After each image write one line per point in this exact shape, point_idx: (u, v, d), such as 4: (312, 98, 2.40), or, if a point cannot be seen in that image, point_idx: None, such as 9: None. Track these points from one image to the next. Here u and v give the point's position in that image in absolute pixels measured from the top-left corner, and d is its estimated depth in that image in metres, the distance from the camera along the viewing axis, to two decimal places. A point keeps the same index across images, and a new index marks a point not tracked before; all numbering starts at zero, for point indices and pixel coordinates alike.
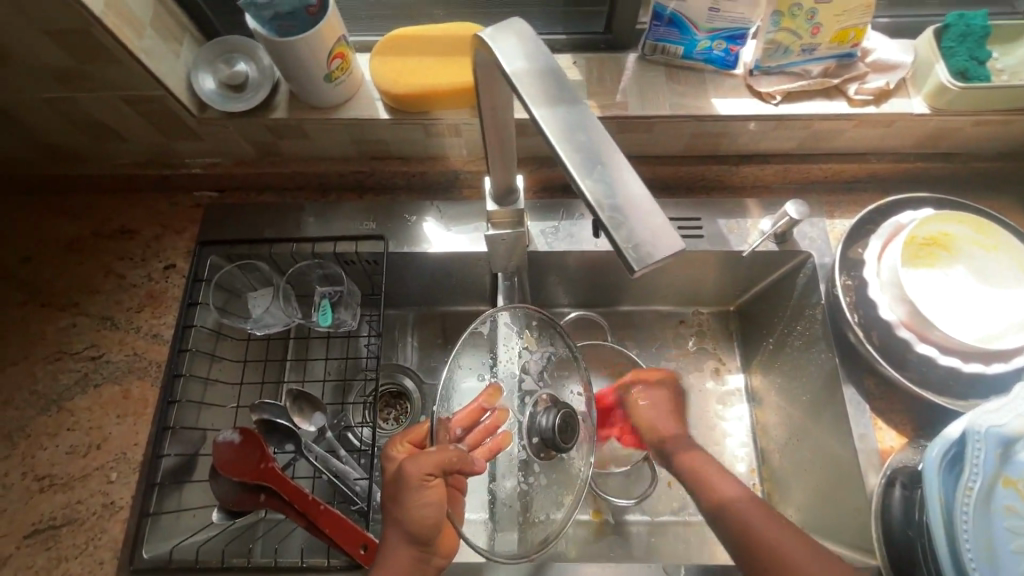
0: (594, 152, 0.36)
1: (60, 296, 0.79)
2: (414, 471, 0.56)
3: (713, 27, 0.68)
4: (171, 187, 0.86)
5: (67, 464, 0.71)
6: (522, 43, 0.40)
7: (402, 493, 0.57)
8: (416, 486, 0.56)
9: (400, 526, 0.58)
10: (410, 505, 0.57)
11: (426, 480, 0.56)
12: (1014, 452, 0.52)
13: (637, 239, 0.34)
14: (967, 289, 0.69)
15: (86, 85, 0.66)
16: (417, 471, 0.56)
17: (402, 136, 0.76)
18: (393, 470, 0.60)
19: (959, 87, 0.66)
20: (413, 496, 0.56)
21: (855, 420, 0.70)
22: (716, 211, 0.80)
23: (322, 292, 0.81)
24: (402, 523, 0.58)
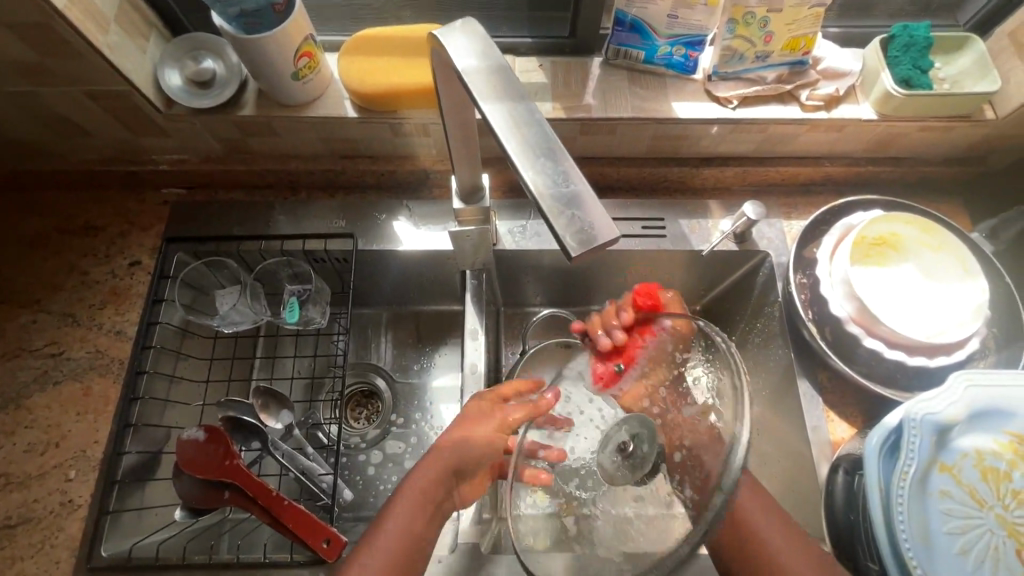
0: (539, 146, 0.38)
1: (20, 293, 0.78)
2: (503, 426, 0.60)
3: (672, 33, 0.71)
4: (138, 184, 0.85)
5: (24, 463, 0.70)
6: (474, 42, 0.42)
7: (466, 433, 0.62)
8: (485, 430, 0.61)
9: (440, 470, 0.61)
10: (465, 448, 0.61)
11: (504, 436, 0.59)
12: (946, 437, 0.55)
13: (576, 227, 0.35)
14: (912, 287, 0.72)
15: (49, 79, 0.66)
16: (500, 422, 0.60)
17: (371, 134, 0.77)
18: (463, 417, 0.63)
19: (902, 94, 0.69)
20: (476, 435, 0.61)
21: (808, 412, 0.73)
22: (679, 212, 0.83)
23: (291, 290, 0.81)
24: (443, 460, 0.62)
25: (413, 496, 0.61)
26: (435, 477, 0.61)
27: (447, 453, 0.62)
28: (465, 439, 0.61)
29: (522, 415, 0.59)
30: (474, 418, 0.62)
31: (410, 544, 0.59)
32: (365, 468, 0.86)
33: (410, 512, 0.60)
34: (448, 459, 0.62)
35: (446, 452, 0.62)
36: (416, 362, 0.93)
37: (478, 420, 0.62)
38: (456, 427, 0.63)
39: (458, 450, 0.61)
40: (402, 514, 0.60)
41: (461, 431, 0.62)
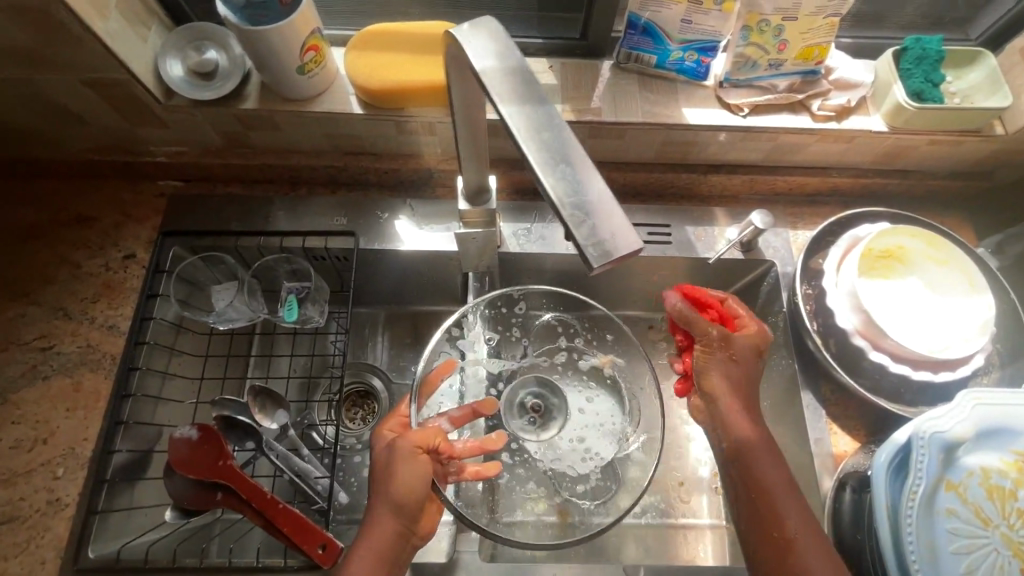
0: (559, 150, 0.37)
1: (9, 284, 0.76)
2: (408, 445, 0.58)
3: (685, 38, 0.70)
4: (134, 176, 0.83)
5: (10, 459, 0.68)
6: (492, 41, 0.41)
7: (388, 472, 0.58)
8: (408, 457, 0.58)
9: (385, 515, 0.57)
10: (397, 486, 0.57)
11: (420, 453, 0.58)
12: (954, 455, 0.54)
13: (597, 238, 0.34)
14: (917, 301, 0.72)
15: (46, 66, 0.64)
16: (410, 444, 0.58)
17: (376, 132, 0.76)
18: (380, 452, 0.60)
19: (914, 107, 0.69)
20: (400, 469, 0.58)
21: (811, 424, 0.72)
22: (685, 219, 0.82)
23: (289, 288, 0.80)
24: (387, 505, 0.57)
25: (365, 555, 0.55)
26: (380, 519, 0.56)
27: (379, 495, 0.58)
28: (394, 478, 0.57)
29: (425, 433, 0.60)
30: (392, 457, 0.58)
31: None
32: (360, 470, 0.84)
33: (364, 567, 0.55)
34: (385, 499, 0.57)
35: (378, 498, 0.57)
36: (413, 363, 0.92)
37: (382, 455, 0.60)
38: (375, 472, 0.59)
39: (388, 490, 0.57)
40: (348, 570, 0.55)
41: (385, 472, 0.58)
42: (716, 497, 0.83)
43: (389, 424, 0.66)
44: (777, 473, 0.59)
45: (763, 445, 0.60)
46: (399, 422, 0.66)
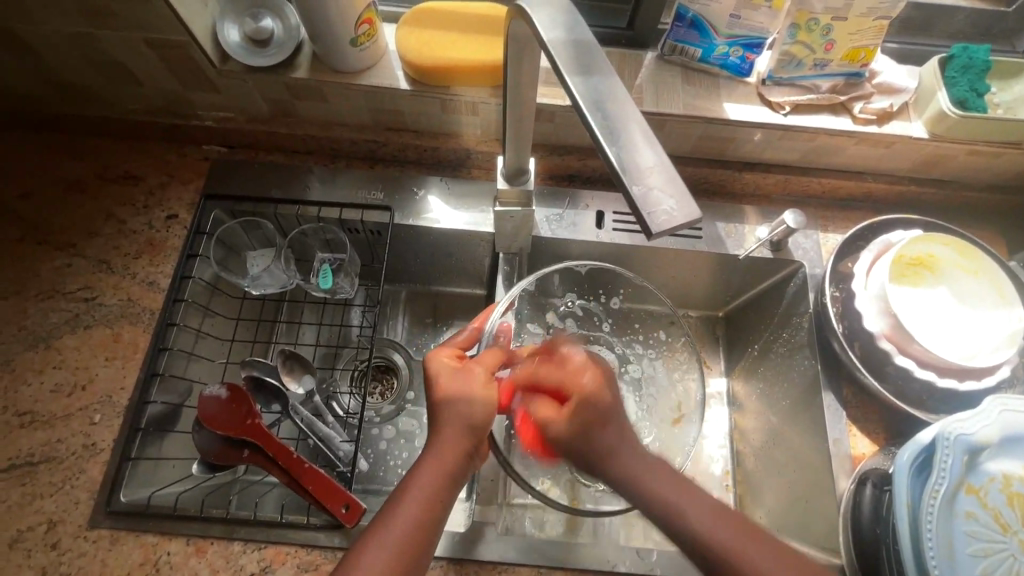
0: (620, 122, 0.37)
1: (57, 235, 0.78)
2: (483, 371, 0.60)
3: (732, 33, 0.70)
4: (180, 139, 0.85)
5: (50, 402, 0.71)
6: (560, 17, 0.42)
7: (463, 395, 0.57)
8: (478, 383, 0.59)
9: (457, 436, 0.55)
10: (472, 409, 0.57)
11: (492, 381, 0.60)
12: (976, 458, 0.55)
13: (655, 206, 0.35)
14: (946, 310, 0.71)
15: (112, 23, 0.66)
16: (483, 371, 0.60)
17: (419, 109, 0.77)
18: (446, 373, 0.59)
19: (957, 115, 0.69)
20: (475, 392, 0.58)
21: (831, 425, 0.73)
22: (716, 215, 0.82)
23: (323, 258, 0.82)
24: (461, 422, 0.56)
25: (434, 473, 0.53)
26: (452, 439, 0.55)
27: (449, 415, 0.56)
28: (473, 401, 0.57)
29: (493, 360, 0.62)
30: (469, 380, 0.58)
31: (428, 523, 0.51)
32: (377, 442, 0.86)
33: (429, 488, 0.52)
34: (460, 422, 0.56)
35: (447, 417, 0.56)
36: (434, 341, 0.94)
37: (457, 380, 0.58)
38: (444, 391, 0.58)
39: (460, 408, 0.56)
40: (419, 489, 0.52)
41: (454, 395, 0.57)
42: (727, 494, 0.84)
43: (443, 351, 0.62)
44: (696, 507, 0.51)
45: (677, 488, 0.53)
46: (454, 352, 0.63)
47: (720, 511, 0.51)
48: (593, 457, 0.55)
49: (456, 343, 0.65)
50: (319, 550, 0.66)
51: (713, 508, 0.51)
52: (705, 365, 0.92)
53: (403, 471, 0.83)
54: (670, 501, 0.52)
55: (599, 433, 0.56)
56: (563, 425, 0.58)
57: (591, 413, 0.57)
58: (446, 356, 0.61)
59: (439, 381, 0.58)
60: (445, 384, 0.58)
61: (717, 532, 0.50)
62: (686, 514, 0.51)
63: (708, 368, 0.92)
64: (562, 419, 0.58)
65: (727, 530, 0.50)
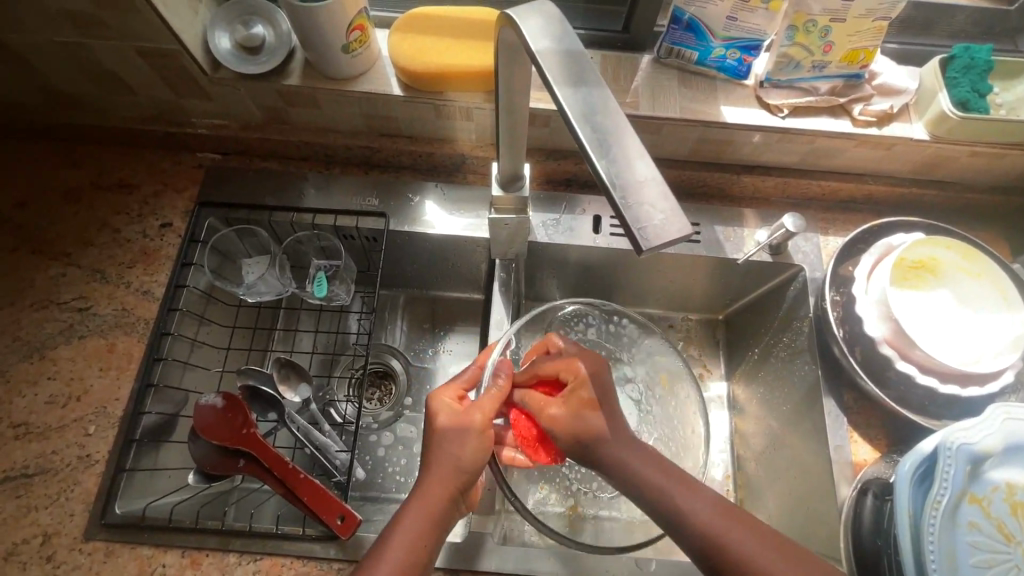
0: (611, 136, 0.37)
1: (50, 245, 0.78)
2: (480, 418, 0.57)
3: (728, 36, 0.69)
4: (174, 146, 0.85)
5: (45, 413, 0.70)
6: (549, 25, 0.41)
7: (454, 438, 0.56)
8: (469, 427, 0.56)
9: (441, 482, 0.54)
10: (463, 452, 0.55)
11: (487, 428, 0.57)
12: (978, 468, 0.54)
13: (646, 221, 0.34)
14: (948, 313, 0.70)
15: (101, 32, 0.65)
16: (481, 417, 0.57)
17: (412, 114, 0.77)
18: (438, 415, 0.57)
19: (958, 116, 0.68)
20: (466, 439, 0.56)
21: (832, 431, 0.72)
22: (715, 218, 0.82)
23: (318, 265, 0.81)
24: (449, 467, 0.55)
25: (419, 514, 0.53)
26: (439, 484, 0.54)
27: (439, 457, 0.55)
28: (460, 448, 0.55)
29: (491, 404, 0.59)
30: (462, 424, 0.56)
31: (413, 566, 0.51)
32: (375, 449, 0.85)
33: (415, 531, 0.53)
34: (445, 467, 0.55)
35: (437, 459, 0.55)
36: (431, 347, 0.93)
37: (450, 427, 0.57)
38: (437, 434, 0.56)
39: (448, 452, 0.55)
40: (407, 532, 0.52)
41: (446, 435, 0.56)
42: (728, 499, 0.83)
43: (446, 390, 0.60)
44: (701, 503, 0.53)
45: (677, 478, 0.55)
46: (455, 391, 0.61)
47: (726, 510, 0.52)
48: (580, 434, 0.56)
49: (461, 380, 0.63)
50: (315, 562, 0.66)
51: (716, 504, 0.53)
52: (705, 369, 0.91)
53: (402, 478, 0.83)
54: (674, 499, 0.54)
55: (591, 414, 0.57)
56: (562, 411, 0.58)
57: (591, 393, 0.58)
58: (449, 393, 0.60)
59: (435, 421, 0.57)
60: (440, 430, 0.57)
61: (704, 507, 0.52)
62: (689, 506, 0.53)
63: (708, 372, 0.91)
64: (557, 404, 0.58)
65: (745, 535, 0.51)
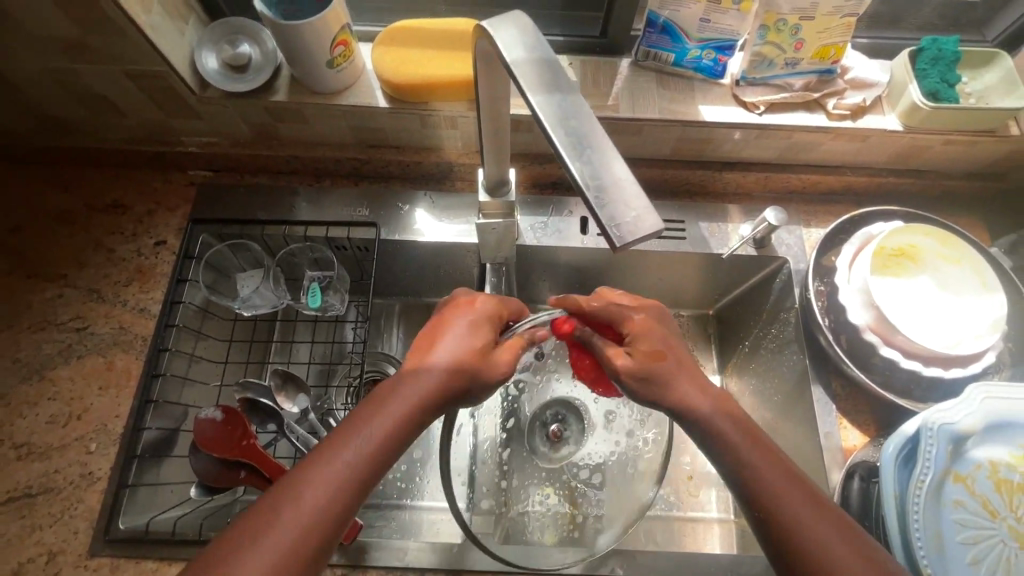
0: (584, 138, 0.38)
1: (47, 267, 0.79)
2: (511, 357, 0.57)
3: (702, 37, 0.71)
4: (165, 165, 0.86)
5: (46, 433, 0.71)
6: (521, 35, 0.43)
7: (469, 344, 0.56)
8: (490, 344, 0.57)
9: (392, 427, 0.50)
10: (472, 356, 0.55)
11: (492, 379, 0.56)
12: (960, 447, 0.55)
13: (620, 218, 0.36)
14: (928, 298, 0.72)
15: (90, 57, 0.67)
16: (509, 352, 0.57)
17: (399, 125, 0.78)
18: (467, 325, 0.57)
19: (929, 107, 0.70)
20: (482, 349, 0.56)
21: (821, 418, 0.73)
22: (699, 215, 0.83)
23: (312, 276, 0.82)
24: (452, 365, 0.54)
25: (405, 403, 0.52)
26: (382, 429, 0.50)
27: (447, 355, 0.55)
28: (455, 374, 0.54)
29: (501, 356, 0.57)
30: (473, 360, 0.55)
31: (326, 521, 0.46)
32: None
33: (401, 409, 0.51)
34: (432, 381, 0.53)
35: (446, 355, 0.54)
36: None
37: (456, 344, 0.55)
38: (457, 337, 0.56)
39: (456, 353, 0.55)
40: (334, 476, 0.47)
41: (460, 339, 0.55)
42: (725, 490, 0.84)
43: (483, 304, 0.59)
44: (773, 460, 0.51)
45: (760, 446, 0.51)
46: (493, 316, 0.58)
47: (789, 463, 0.51)
48: (654, 384, 0.55)
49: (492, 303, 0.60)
50: None
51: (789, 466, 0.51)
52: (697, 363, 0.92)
53: (403, 484, 0.84)
54: (755, 461, 0.51)
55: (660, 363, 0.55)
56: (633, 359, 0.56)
57: (651, 346, 0.56)
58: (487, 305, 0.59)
59: (452, 323, 0.57)
60: (461, 329, 0.56)
61: (759, 457, 0.51)
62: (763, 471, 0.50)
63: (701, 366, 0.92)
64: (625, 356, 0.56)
65: (804, 504, 0.48)
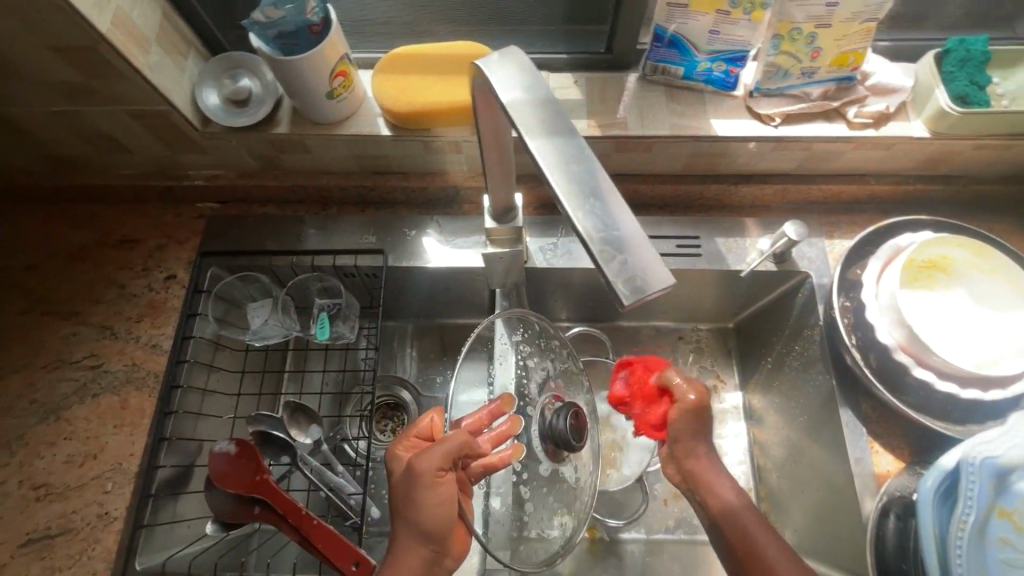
0: (587, 186, 0.37)
1: (61, 304, 0.80)
2: (426, 467, 0.54)
3: (713, 49, 0.69)
4: (173, 198, 0.86)
5: (63, 473, 0.72)
6: (517, 73, 0.41)
7: (410, 484, 0.55)
8: (428, 483, 0.54)
9: (411, 545, 0.56)
10: (422, 475, 0.54)
11: (438, 479, 0.55)
12: (1010, 482, 0.50)
13: (627, 273, 0.34)
14: (963, 314, 0.68)
15: (91, 99, 0.67)
16: (431, 467, 0.54)
17: (403, 152, 0.77)
18: (398, 473, 0.58)
19: (958, 112, 0.66)
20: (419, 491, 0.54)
21: (852, 442, 0.70)
22: (715, 230, 0.80)
23: (321, 305, 0.81)
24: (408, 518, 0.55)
25: (407, 529, 0.55)
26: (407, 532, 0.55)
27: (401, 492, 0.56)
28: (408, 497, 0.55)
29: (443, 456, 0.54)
30: (408, 486, 0.55)
31: None
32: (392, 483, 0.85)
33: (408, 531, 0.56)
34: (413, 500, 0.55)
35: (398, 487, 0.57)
36: (440, 375, 0.93)
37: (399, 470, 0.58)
38: (399, 483, 0.57)
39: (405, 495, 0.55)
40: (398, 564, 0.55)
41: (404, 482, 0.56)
42: (752, 513, 0.81)
43: (406, 441, 0.60)
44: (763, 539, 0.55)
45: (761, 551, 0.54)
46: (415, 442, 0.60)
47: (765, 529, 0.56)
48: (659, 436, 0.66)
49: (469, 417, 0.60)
50: None
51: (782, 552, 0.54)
52: (718, 380, 0.89)
53: None
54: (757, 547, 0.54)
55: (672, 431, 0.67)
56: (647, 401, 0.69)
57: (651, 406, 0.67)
58: (405, 444, 0.60)
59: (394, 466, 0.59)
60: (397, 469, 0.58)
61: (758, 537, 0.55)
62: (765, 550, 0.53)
63: (723, 383, 0.89)
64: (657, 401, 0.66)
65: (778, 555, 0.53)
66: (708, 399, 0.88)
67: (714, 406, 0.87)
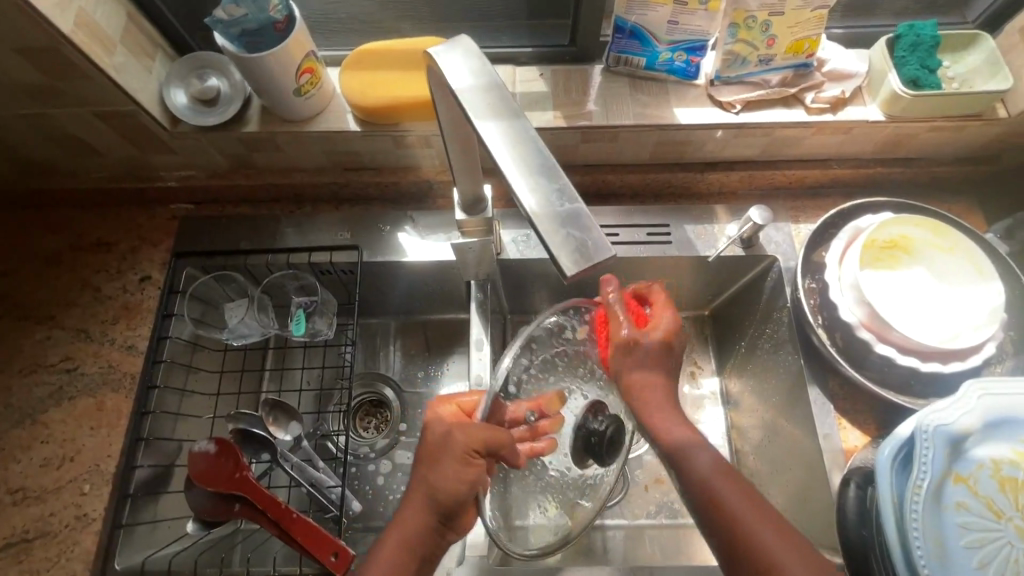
0: (533, 164, 0.38)
1: (35, 309, 0.80)
2: (461, 442, 0.53)
3: (672, 39, 0.70)
4: (147, 200, 0.86)
5: (40, 477, 0.72)
6: (467, 60, 0.42)
7: (441, 448, 0.55)
8: (460, 460, 0.53)
9: (420, 509, 0.56)
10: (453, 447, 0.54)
11: (471, 456, 0.53)
12: (963, 448, 0.53)
13: (571, 245, 0.35)
14: (924, 291, 0.70)
15: (59, 101, 0.67)
16: (464, 440, 0.53)
17: (373, 147, 0.78)
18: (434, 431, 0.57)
19: (910, 95, 0.68)
20: (445, 462, 0.54)
21: (820, 419, 0.72)
22: (684, 218, 0.82)
23: (298, 302, 0.81)
24: (425, 489, 0.56)
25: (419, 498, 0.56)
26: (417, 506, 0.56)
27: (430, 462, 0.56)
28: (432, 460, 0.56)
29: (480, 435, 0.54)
30: (439, 448, 0.55)
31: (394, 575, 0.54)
32: (374, 478, 0.85)
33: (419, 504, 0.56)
34: (437, 475, 0.54)
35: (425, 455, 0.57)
36: (422, 371, 0.93)
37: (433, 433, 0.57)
38: (431, 445, 0.56)
39: (431, 465, 0.55)
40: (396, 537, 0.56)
41: (436, 449, 0.55)
42: None
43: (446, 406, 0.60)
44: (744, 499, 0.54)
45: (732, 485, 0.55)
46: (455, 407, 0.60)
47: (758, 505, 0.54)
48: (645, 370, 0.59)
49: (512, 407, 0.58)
50: None
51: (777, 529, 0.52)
52: (694, 365, 0.90)
53: None
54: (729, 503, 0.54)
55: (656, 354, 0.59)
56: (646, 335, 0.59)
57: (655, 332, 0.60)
58: (448, 407, 0.60)
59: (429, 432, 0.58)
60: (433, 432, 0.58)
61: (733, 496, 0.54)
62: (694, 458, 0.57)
63: (699, 369, 0.90)
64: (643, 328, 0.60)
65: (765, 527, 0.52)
66: (686, 385, 0.89)
67: (692, 392, 0.88)
